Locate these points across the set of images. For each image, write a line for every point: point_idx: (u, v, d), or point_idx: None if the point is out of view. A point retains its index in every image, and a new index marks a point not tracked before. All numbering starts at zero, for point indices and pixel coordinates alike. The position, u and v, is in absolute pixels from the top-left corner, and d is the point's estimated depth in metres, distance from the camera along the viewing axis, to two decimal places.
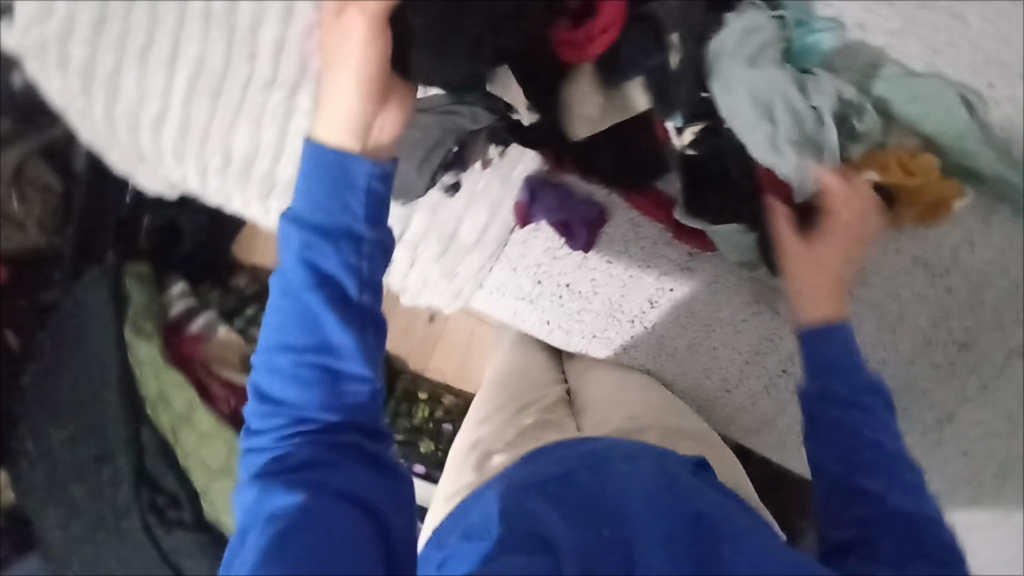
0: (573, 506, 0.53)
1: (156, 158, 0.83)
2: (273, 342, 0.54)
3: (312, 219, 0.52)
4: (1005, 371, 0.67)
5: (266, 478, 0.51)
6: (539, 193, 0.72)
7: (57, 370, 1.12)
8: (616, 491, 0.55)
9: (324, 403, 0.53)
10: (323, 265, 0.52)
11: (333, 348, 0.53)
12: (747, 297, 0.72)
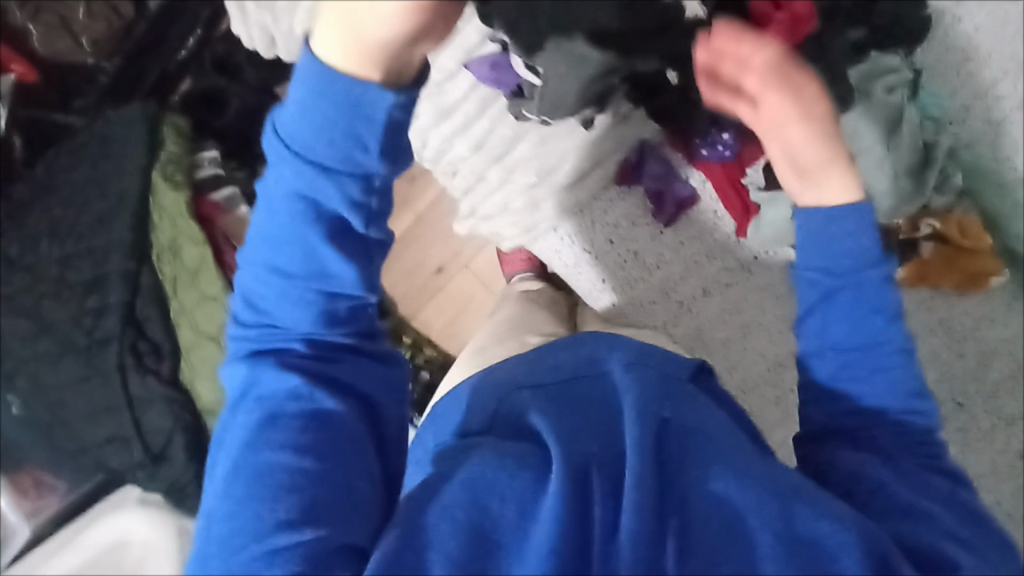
0: (563, 409, 0.53)
1: (285, 11, 0.83)
2: (262, 240, 0.53)
3: (308, 145, 0.49)
4: (989, 435, 0.76)
5: (253, 365, 0.54)
6: (648, 158, 0.77)
7: (74, 187, 1.08)
8: (605, 395, 0.55)
9: (306, 309, 0.53)
10: (318, 190, 0.50)
11: (318, 258, 0.52)
12: (789, 310, 0.81)
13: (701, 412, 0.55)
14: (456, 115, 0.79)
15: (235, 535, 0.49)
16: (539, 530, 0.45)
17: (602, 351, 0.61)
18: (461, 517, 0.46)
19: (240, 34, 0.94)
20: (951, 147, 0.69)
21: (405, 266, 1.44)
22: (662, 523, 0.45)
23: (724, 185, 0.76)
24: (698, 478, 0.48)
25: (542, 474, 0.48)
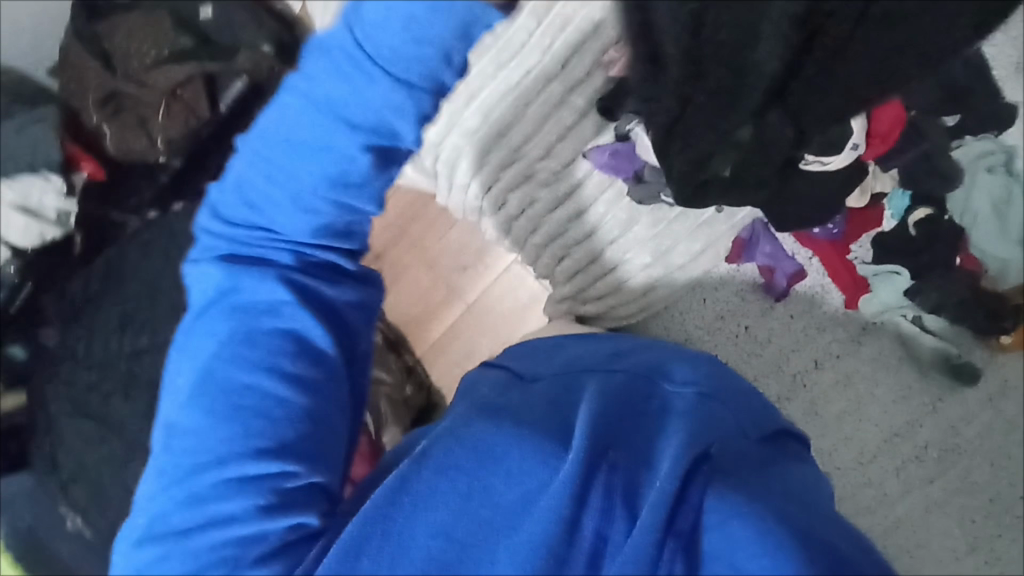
0: (611, 407, 0.50)
1: None
2: (284, 142, 0.40)
3: (379, 43, 0.35)
4: None
5: (216, 280, 0.46)
6: (761, 237, 0.81)
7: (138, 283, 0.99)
8: (648, 409, 0.52)
9: (310, 215, 0.44)
10: (382, 107, 0.38)
11: (326, 157, 0.40)
12: (902, 379, 0.82)
13: (778, 460, 0.50)
14: (571, 202, 0.84)
15: (191, 456, 0.44)
16: (535, 510, 0.44)
17: (671, 363, 0.59)
18: (454, 505, 0.44)
19: None
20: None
21: (452, 359, 1.31)
22: (668, 533, 0.42)
23: (834, 260, 0.80)
24: (703, 493, 0.44)
25: (557, 456, 0.46)
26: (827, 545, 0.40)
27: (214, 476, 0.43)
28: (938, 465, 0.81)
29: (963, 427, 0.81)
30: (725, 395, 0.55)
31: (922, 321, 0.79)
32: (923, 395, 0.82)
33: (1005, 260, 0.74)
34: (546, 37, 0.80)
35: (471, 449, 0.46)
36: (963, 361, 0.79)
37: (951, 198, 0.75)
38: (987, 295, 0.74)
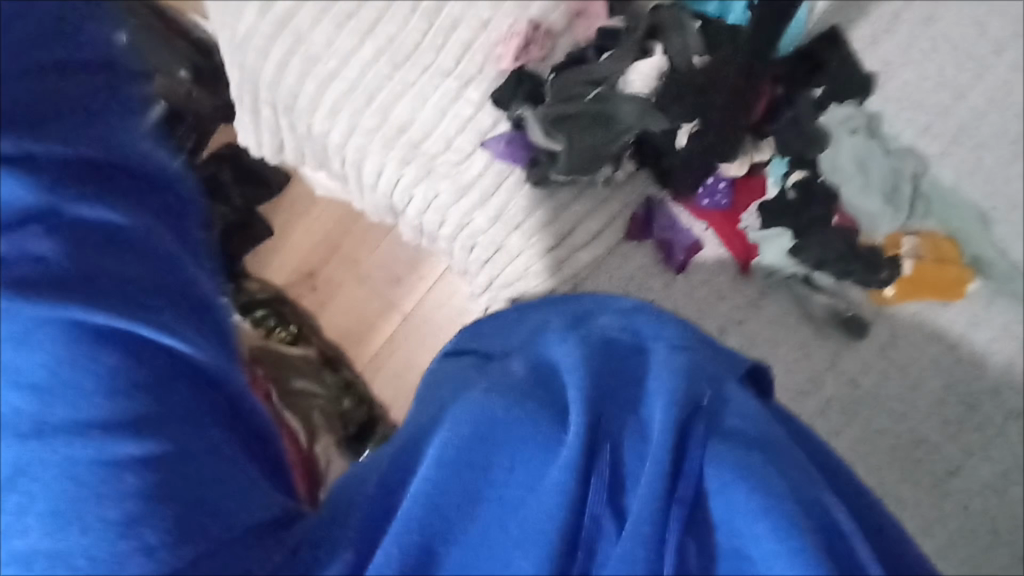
0: (602, 370, 0.51)
1: (303, 112, 0.87)
2: None
3: None
4: (1002, 430, 0.83)
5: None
6: (657, 212, 0.86)
7: None
8: (639, 382, 0.51)
9: None
10: None
11: None
12: (800, 338, 0.86)
13: (732, 394, 0.51)
14: (475, 189, 0.86)
15: (35, 503, 0.39)
16: (540, 488, 0.45)
17: (650, 326, 0.57)
18: (462, 483, 0.46)
19: (249, 142, 0.96)
20: (914, 175, 0.82)
21: (393, 369, 1.25)
22: (670, 500, 0.45)
23: (725, 228, 0.85)
24: (703, 453, 0.46)
25: (555, 434, 0.47)
26: (815, 516, 0.42)
27: (79, 470, 0.39)
28: (844, 417, 0.85)
29: (861, 378, 0.85)
30: (699, 347, 0.54)
31: (813, 280, 0.84)
32: (821, 351, 0.86)
33: (872, 213, 0.79)
34: (439, 36, 0.82)
35: (482, 435, 0.47)
36: (852, 314, 0.84)
37: (822, 158, 0.81)
38: (862, 250, 0.79)
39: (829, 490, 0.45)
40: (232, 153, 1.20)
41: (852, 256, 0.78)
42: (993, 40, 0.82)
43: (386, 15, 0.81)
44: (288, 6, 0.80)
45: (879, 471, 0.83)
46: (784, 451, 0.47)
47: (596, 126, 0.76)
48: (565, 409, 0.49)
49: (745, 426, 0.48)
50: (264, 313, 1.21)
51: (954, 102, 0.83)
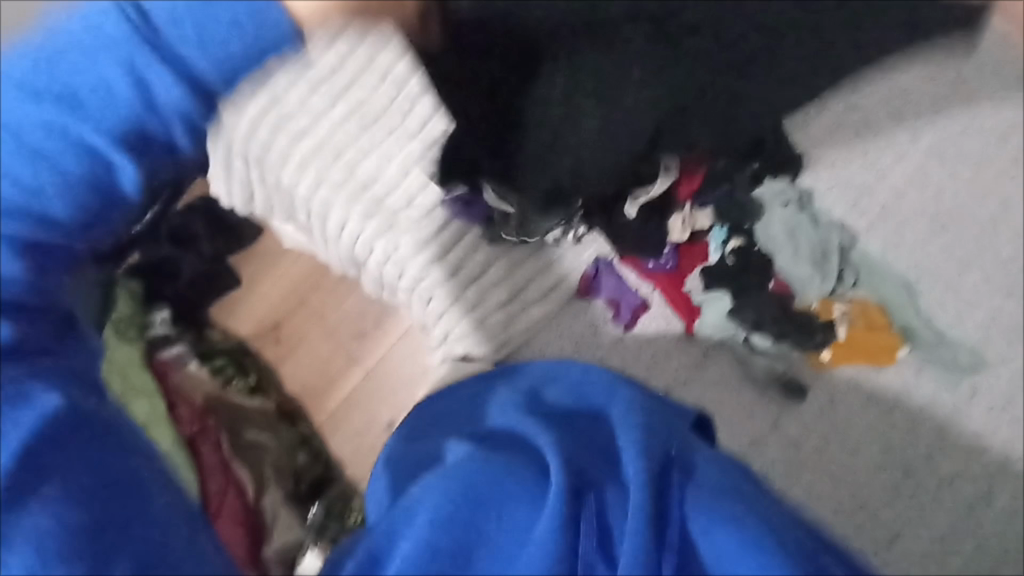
0: (569, 442, 0.48)
1: (274, 166, 0.91)
2: None
3: None
4: (939, 495, 0.84)
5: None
6: (605, 272, 0.91)
7: None
8: (605, 440, 0.50)
9: None
10: None
11: None
12: (743, 398, 0.88)
13: (692, 447, 0.50)
14: (432, 244, 0.89)
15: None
16: (528, 544, 0.42)
17: (595, 380, 0.56)
18: (454, 541, 0.42)
19: (219, 193, 0.98)
20: (842, 247, 0.87)
21: (348, 424, 1.23)
22: (660, 549, 0.42)
23: (670, 290, 0.89)
24: (682, 498, 0.44)
25: (533, 489, 0.44)
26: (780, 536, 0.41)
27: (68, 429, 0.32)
28: (786, 479, 0.86)
29: (803, 441, 0.87)
30: (660, 410, 0.52)
31: (753, 342, 0.86)
32: (764, 413, 0.88)
33: (802, 280, 0.84)
34: (405, 102, 0.89)
35: (470, 494, 0.43)
36: (790, 376, 0.87)
37: (756, 228, 0.86)
38: (794, 313, 0.83)
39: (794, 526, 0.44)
40: (206, 205, 1.24)
41: (788, 315, 0.83)
42: (909, 128, 0.91)
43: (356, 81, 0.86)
44: None
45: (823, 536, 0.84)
46: (729, 479, 0.47)
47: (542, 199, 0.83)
48: (541, 467, 0.46)
49: (695, 466, 0.47)
50: (222, 362, 1.19)
51: (877, 182, 0.90)
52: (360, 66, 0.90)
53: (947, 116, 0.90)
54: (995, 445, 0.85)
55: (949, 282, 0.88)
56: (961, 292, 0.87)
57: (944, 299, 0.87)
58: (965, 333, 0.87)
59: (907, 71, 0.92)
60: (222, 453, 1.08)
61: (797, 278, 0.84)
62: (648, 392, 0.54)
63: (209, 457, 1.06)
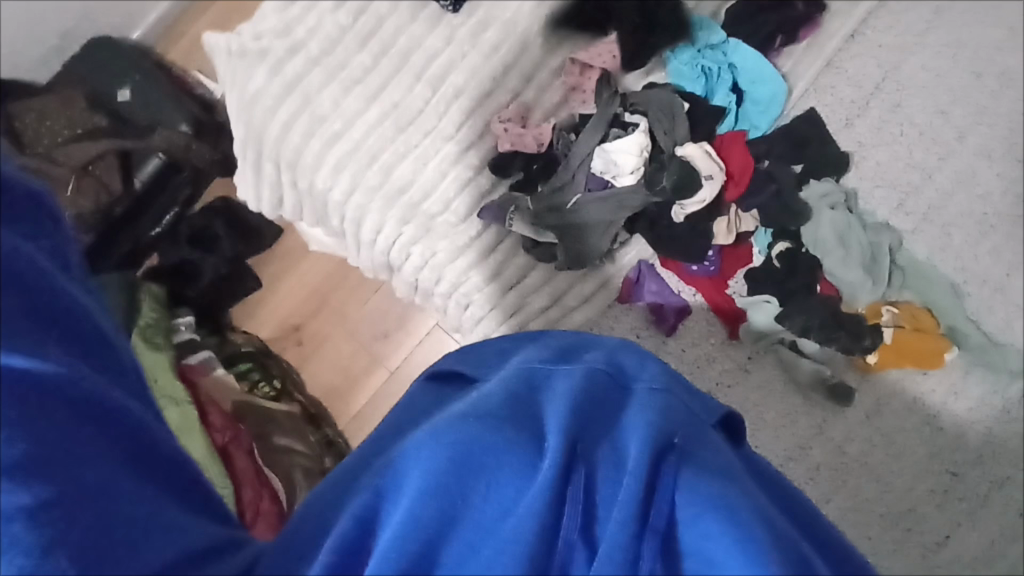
0: (579, 408, 0.43)
1: (307, 169, 0.89)
2: None
3: None
4: (986, 499, 0.83)
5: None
6: (647, 276, 0.89)
7: None
8: (618, 410, 0.44)
9: None
10: None
11: None
12: (787, 403, 0.87)
13: (707, 433, 0.44)
14: (470, 249, 0.87)
15: None
16: (509, 519, 0.37)
17: (625, 356, 0.50)
18: (434, 511, 0.37)
19: (247, 198, 0.96)
20: (891, 249, 0.86)
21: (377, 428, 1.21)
22: (642, 534, 0.37)
23: (714, 295, 0.88)
24: (677, 480, 0.38)
25: (528, 454, 0.39)
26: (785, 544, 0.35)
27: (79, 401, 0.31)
28: (830, 484, 0.85)
29: (848, 445, 0.86)
30: (680, 391, 0.47)
31: (798, 346, 0.85)
32: (809, 417, 0.87)
33: (853, 283, 0.82)
34: (440, 103, 0.89)
35: (455, 461, 0.38)
36: (838, 381, 0.85)
37: (803, 230, 0.84)
38: (842, 317, 0.82)
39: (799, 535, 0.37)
40: (225, 207, 1.24)
41: (838, 319, 0.81)
42: (956, 127, 0.89)
43: (389, 84, 0.90)
44: (299, 71, 0.90)
45: (867, 540, 0.84)
46: (741, 477, 0.40)
47: (587, 205, 0.82)
48: (539, 430, 0.41)
49: (706, 451, 0.41)
50: (247, 366, 1.17)
51: (923, 183, 0.88)
52: (393, 67, 0.90)
53: (992, 116, 0.89)
54: None
55: (995, 283, 0.87)
56: (1008, 293, 0.86)
57: (988, 300, 0.86)
58: (1013, 336, 0.86)
59: (955, 69, 0.90)
60: (259, 462, 1.04)
61: (846, 282, 0.83)
62: (678, 377, 0.49)
63: (246, 464, 1.01)
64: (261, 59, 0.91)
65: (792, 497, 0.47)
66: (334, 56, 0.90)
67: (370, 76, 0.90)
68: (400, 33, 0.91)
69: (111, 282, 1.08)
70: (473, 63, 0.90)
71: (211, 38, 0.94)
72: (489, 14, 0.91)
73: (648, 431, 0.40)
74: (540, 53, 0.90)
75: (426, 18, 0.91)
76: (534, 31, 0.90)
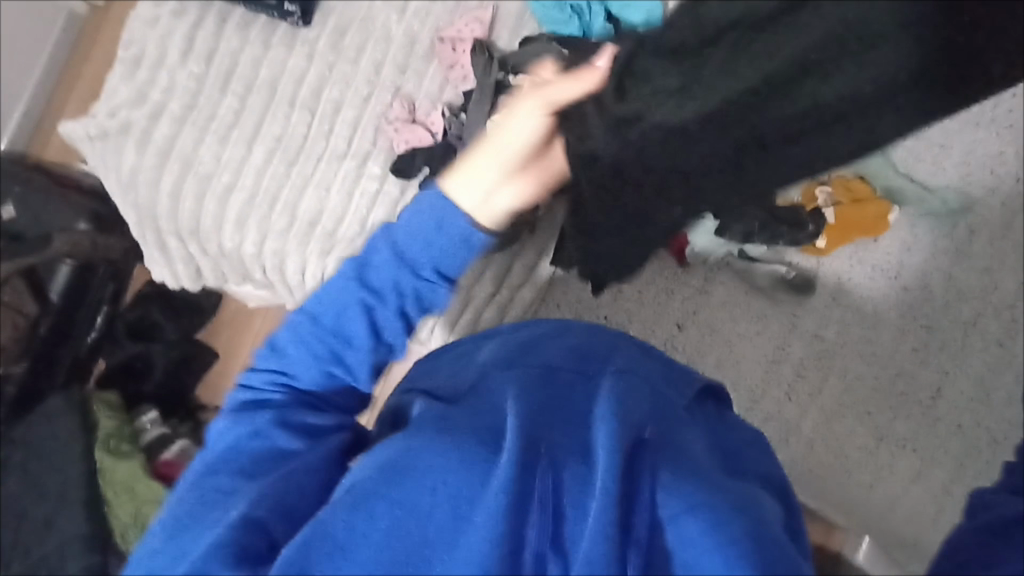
0: (539, 403, 0.42)
1: (211, 233, 0.86)
2: (310, 324, 0.52)
3: (402, 260, 0.52)
4: (963, 341, 0.84)
5: (240, 417, 0.51)
6: None
7: (19, 500, 0.99)
8: (584, 400, 0.44)
9: (316, 347, 0.52)
10: (371, 299, 0.52)
11: (345, 333, 0.52)
12: (755, 311, 0.87)
13: (678, 425, 0.45)
14: None
15: (194, 517, 0.45)
16: (466, 529, 0.37)
17: (592, 344, 0.50)
18: (386, 526, 0.37)
19: (165, 278, 0.93)
20: None
21: None
22: (626, 545, 0.36)
23: None
24: (654, 482, 0.38)
25: (486, 459, 0.39)
26: (764, 536, 0.35)
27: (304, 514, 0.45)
28: (818, 374, 0.86)
29: (824, 331, 0.86)
30: (651, 375, 0.48)
31: (748, 253, 0.84)
32: (779, 316, 0.87)
33: None
34: (323, 124, 0.84)
35: (389, 469, 0.39)
36: (799, 273, 0.85)
37: None
38: (781, 210, 0.79)
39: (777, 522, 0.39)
40: (155, 290, 1.19)
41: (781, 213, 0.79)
42: None
43: (266, 119, 0.85)
44: (168, 134, 0.85)
45: (867, 416, 0.84)
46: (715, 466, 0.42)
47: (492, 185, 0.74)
48: (496, 432, 0.41)
49: (671, 434, 0.43)
50: None
51: None
52: (264, 100, 0.85)
53: None
54: (1005, 276, 0.84)
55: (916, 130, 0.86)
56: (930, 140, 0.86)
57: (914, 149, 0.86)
58: (947, 177, 0.86)
59: None
60: None
61: None
62: (651, 361, 0.51)
63: None
64: (125, 135, 0.86)
65: (756, 454, 0.49)
66: (199, 109, 0.85)
67: (242, 118, 0.85)
68: (258, 63, 0.86)
69: (54, 407, 1.02)
70: (343, 71, 0.85)
71: (66, 126, 0.88)
72: (344, 18, 0.87)
73: (613, 422, 0.40)
74: (407, 39, 0.85)
75: (280, 40, 0.87)
76: (394, 21, 0.86)
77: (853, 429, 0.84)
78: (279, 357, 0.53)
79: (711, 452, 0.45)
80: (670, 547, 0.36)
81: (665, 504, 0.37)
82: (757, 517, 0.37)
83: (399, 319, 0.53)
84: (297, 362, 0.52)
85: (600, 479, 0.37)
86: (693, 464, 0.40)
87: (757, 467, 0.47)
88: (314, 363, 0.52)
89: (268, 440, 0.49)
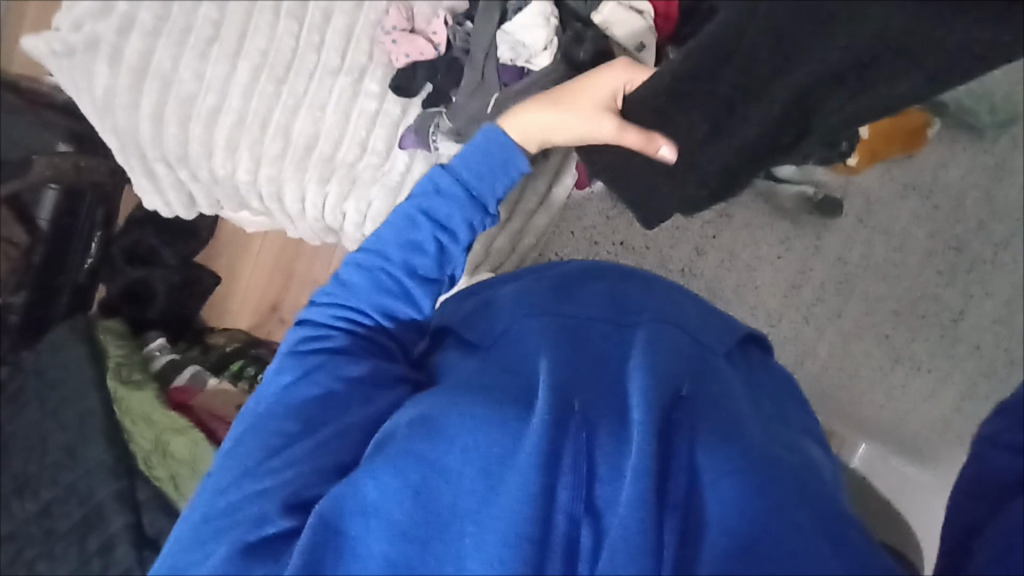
0: (571, 362, 0.43)
1: (200, 159, 0.80)
2: (371, 247, 0.52)
3: (464, 178, 0.51)
4: (995, 262, 0.81)
5: (294, 354, 0.49)
6: None
7: (38, 430, 1.00)
8: (618, 358, 0.44)
9: (382, 260, 0.51)
10: (446, 206, 0.51)
11: (406, 245, 0.51)
12: (775, 234, 0.85)
13: (719, 379, 0.44)
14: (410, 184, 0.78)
15: (239, 460, 0.44)
16: (498, 495, 0.37)
17: (630, 296, 0.51)
18: (415, 482, 0.39)
19: (158, 206, 0.88)
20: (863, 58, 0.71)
21: None
22: (662, 510, 0.36)
23: None
24: (692, 448, 0.39)
25: (520, 419, 0.40)
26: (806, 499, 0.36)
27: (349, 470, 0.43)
28: (839, 297, 0.84)
29: (848, 254, 0.84)
30: (687, 326, 0.48)
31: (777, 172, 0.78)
32: (802, 238, 0.84)
33: None
34: (312, 34, 0.76)
35: (421, 425, 0.41)
36: (825, 195, 0.81)
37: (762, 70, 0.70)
38: None
39: (819, 485, 0.39)
40: (147, 214, 1.15)
41: None
42: None
43: (248, 31, 0.77)
44: (141, 49, 0.77)
45: (885, 338, 0.83)
46: (754, 420, 0.42)
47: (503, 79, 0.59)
48: (528, 393, 0.42)
49: (712, 391, 0.43)
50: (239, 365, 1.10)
51: None
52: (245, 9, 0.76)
53: None
54: None
55: None
56: None
57: None
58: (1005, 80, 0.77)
59: None
60: None
61: None
62: (688, 308, 0.51)
63: None
64: (93, 51, 0.78)
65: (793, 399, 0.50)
66: (173, 21, 0.77)
67: (223, 30, 0.77)
68: None
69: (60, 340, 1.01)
70: None
71: (27, 41, 0.79)
72: None
73: (645, 382, 0.40)
74: None
75: None
76: None
77: (871, 353, 0.83)
78: (341, 286, 0.52)
79: (749, 403, 0.44)
80: (716, 515, 0.35)
81: (704, 470, 0.37)
82: (795, 482, 0.37)
83: (461, 247, 0.51)
84: (356, 289, 0.51)
85: (631, 438, 0.38)
86: (738, 425, 0.40)
87: (797, 418, 0.48)
88: (378, 278, 0.51)
89: (318, 386, 0.47)
